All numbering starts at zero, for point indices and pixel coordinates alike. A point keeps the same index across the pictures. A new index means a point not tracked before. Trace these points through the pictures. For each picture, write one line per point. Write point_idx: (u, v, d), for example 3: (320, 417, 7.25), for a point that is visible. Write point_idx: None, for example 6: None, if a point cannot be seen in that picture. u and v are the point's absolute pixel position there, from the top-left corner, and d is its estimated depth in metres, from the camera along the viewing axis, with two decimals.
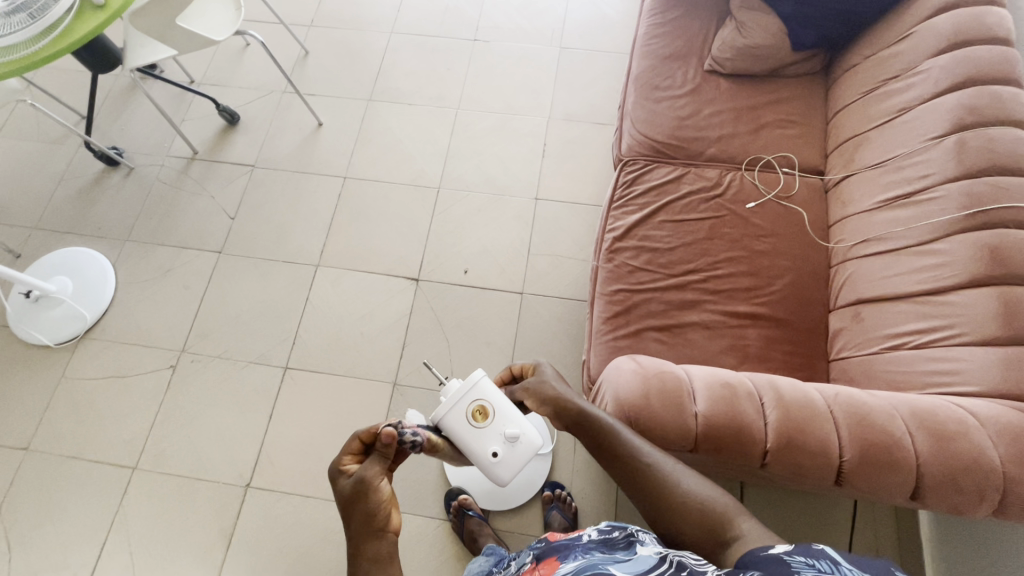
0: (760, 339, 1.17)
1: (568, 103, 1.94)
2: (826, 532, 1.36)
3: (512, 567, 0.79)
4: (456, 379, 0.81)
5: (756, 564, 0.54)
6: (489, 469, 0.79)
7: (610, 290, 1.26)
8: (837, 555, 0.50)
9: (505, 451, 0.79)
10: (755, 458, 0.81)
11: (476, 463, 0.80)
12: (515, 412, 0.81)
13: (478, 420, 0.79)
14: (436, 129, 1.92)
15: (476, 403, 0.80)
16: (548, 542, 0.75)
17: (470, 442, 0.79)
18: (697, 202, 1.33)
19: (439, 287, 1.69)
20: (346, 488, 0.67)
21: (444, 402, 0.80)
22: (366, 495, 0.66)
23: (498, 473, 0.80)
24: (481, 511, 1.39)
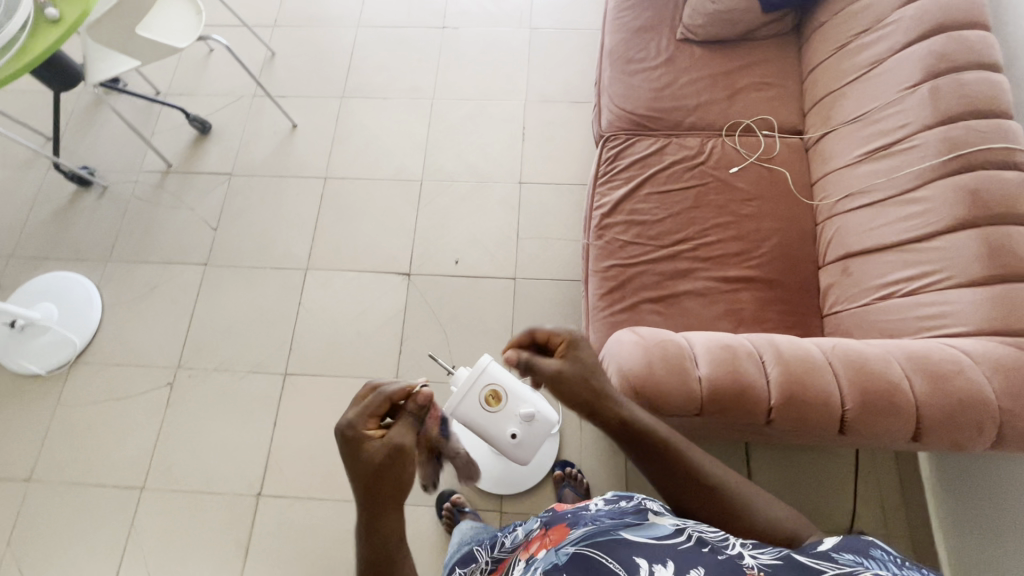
0: (753, 301, 1.19)
1: (544, 84, 1.92)
2: (831, 483, 1.41)
3: (522, 534, 0.83)
4: (465, 366, 0.81)
5: (801, 554, 0.54)
6: (510, 450, 0.80)
7: (603, 266, 1.27)
8: (891, 560, 0.51)
9: (523, 431, 0.80)
10: (760, 416, 0.83)
11: (497, 446, 0.81)
12: (528, 391, 0.81)
13: (492, 404, 0.80)
14: (412, 121, 1.90)
15: (488, 388, 0.80)
16: (556, 511, 0.78)
17: (487, 427, 0.80)
18: (681, 172, 1.33)
19: (432, 279, 1.68)
20: (373, 459, 0.63)
21: (456, 392, 0.80)
22: (398, 468, 0.64)
23: (519, 454, 0.80)
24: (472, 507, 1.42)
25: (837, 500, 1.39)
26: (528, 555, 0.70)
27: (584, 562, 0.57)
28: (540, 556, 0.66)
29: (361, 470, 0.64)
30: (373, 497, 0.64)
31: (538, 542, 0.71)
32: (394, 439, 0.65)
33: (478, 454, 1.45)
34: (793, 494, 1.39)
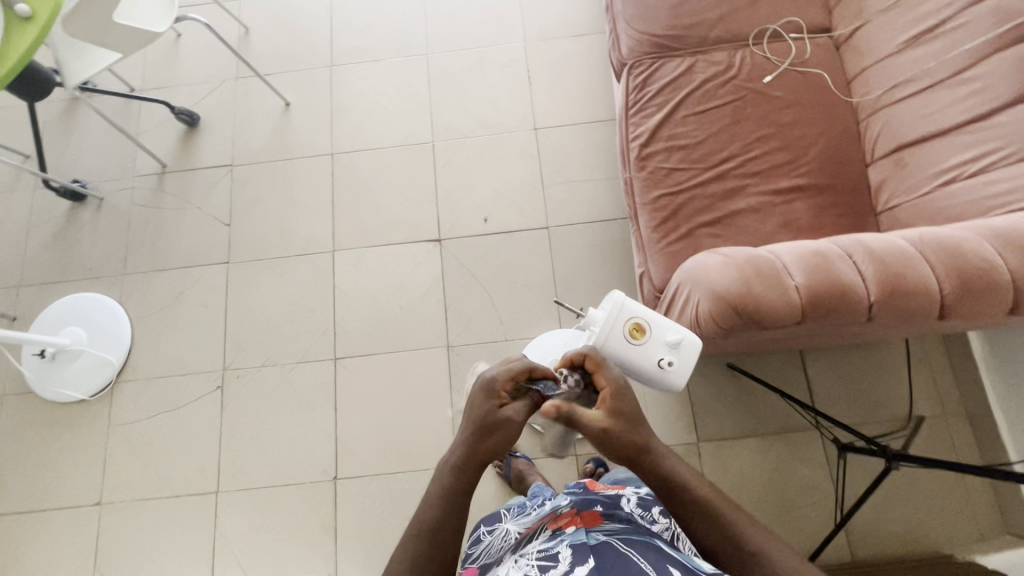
0: (809, 209, 1.18)
1: (540, 21, 1.83)
2: (888, 375, 1.45)
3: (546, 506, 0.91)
4: (602, 306, 0.84)
5: None
6: (664, 376, 0.81)
7: (651, 198, 1.25)
8: None
9: (674, 358, 0.81)
10: (862, 313, 0.84)
11: (648, 376, 0.82)
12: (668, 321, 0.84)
13: (638, 335, 0.82)
14: (411, 80, 1.81)
15: (631, 321, 0.82)
16: (584, 495, 0.88)
17: (636, 357, 0.81)
18: (714, 90, 1.29)
19: (464, 242, 1.65)
20: (487, 415, 0.73)
21: (599, 327, 0.82)
22: (498, 440, 0.73)
23: (672, 381, 0.81)
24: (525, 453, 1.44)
25: (892, 391, 1.44)
26: (557, 525, 0.76)
27: (618, 551, 0.65)
28: (570, 530, 0.72)
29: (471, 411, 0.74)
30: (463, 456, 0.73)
31: (566, 519, 0.77)
32: (509, 413, 0.73)
33: None
34: (853, 391, 1.45)
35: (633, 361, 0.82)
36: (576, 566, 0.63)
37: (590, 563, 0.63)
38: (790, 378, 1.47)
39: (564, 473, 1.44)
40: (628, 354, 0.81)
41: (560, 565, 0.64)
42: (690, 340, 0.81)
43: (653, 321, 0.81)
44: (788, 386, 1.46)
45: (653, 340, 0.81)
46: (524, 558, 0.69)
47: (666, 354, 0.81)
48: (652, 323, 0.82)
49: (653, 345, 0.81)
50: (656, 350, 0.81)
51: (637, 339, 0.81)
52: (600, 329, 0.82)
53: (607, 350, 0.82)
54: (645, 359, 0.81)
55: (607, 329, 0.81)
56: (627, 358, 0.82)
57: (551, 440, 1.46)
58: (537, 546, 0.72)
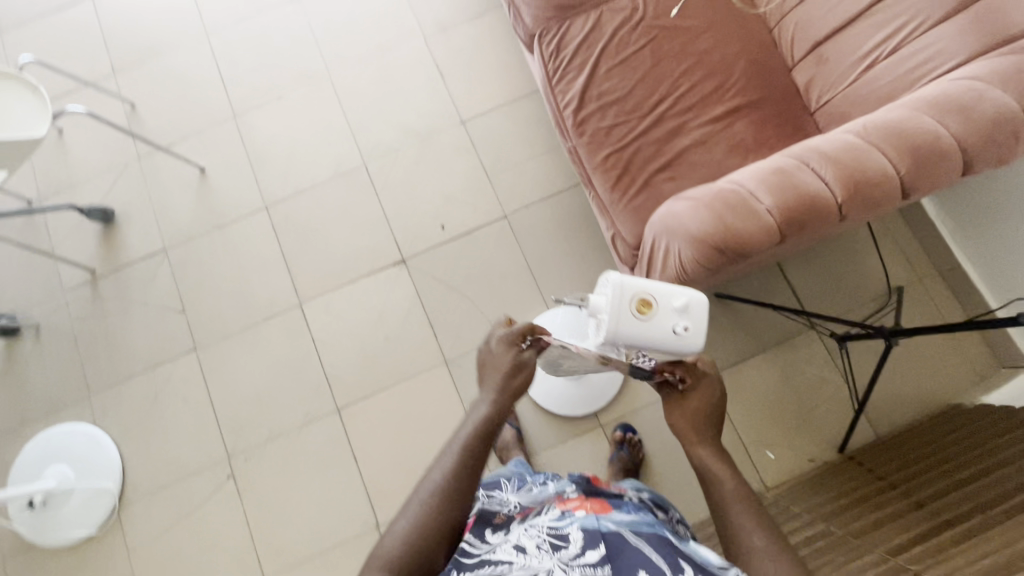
0: (749, 127, 1.20)
1: (434, 13, 1.77)
2: (861, 258, 1.51)
3: (547, 489, 0.89)
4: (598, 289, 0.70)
5: None
6: (683, 348, 0.67)
7: (600, 159, 1.24)
8: None
9: (690, 323, 0.67)
10: (834, 216, 0.87)
11: (666, 353, 0.68)
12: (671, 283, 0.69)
13: (644, 311, 0.67)
14: (322, 108, 1.73)
15: (633, 298, 0.68)
16: (588, 481, 0.86)
17: (648, 338, 0.68)
18: (627, 36, 1.28)
19: (427, 256, 1.61)
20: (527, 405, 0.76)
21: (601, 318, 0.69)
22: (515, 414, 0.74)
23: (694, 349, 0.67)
24: (536, 436, 1.46)
25: (869, 271, 1.50)
26: (566, 505, 0.75)
27: (631, 540, 0.64)
28: (581, 512, 0.71)
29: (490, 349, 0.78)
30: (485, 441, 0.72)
31: (576, 501, 0.76)
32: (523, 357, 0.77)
33: (553, 386, 1.47)
34: (835, 283, 1.50)
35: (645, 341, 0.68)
36: (588, 550, 0.63)
37: (601, 550, 0.62)
38: (775, 289, 1.51)
39: (596, 448, 1.45)
40: (638, 337, 0.68)
41: (570, 548, 0.64)
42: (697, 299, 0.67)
43: (653, 292, 0.67)
44: (775, 296, 1.51)
45: (660, 313, 0.67)
46: (534, 529, 0.69)
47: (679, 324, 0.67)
48: (655, 296, 0.68)
49: (662, 318, 0.67)
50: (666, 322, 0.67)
51: (643, 317, 0.67)
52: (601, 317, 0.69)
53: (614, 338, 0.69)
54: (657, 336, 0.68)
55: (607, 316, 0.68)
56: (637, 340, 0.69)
57: (572, 417, 1.47)
58: (546, 519, 0.71)
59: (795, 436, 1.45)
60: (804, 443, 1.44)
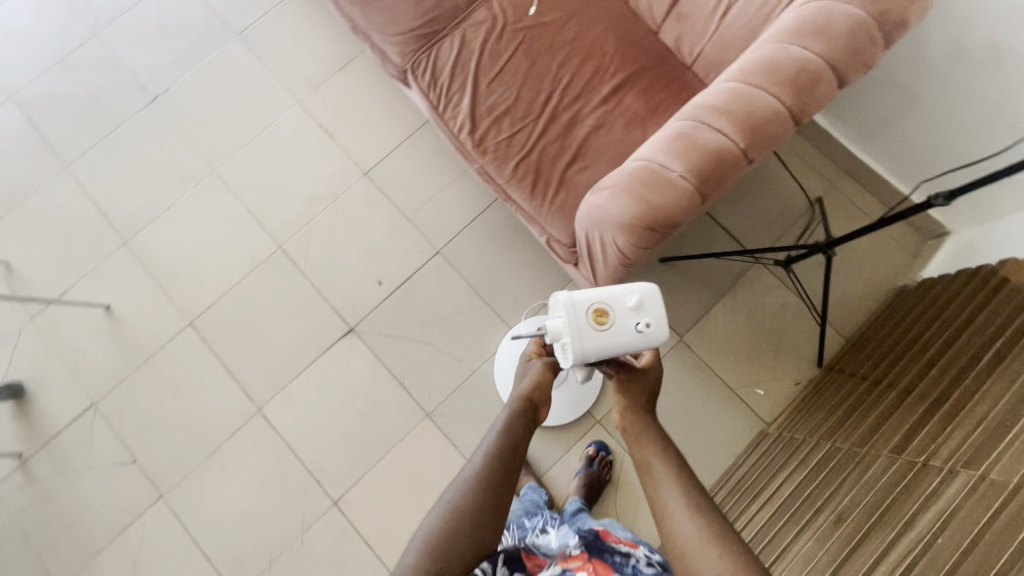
0: (638, 98, 1.22)
1: (300, 74, 1.71)
2: (777, 182, 1.58)
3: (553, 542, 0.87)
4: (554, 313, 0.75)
5: None
6: (646, 341, 0.75)
7: (510, 171, 1.23)
8: None
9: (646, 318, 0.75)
10: (742, 162, 0.89)
11: (633, 349, 0.76)
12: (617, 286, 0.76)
13: (603, 321, 0.74)
14: (216, 204, 1.63)
15: (590, 312, 0.74)
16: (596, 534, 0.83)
17: (614, 343, 0.74)
18: (496, 46, 1.28)
19: (374, 317, 1.55)
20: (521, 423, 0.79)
21: (567, 339, 0.74)
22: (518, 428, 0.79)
23: (656, 338, 0.75)
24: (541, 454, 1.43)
25: (788, 193, 1.57)
26: (568, 565, 0.73)
27: None
28: None
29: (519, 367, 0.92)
30: (506, 463, 0.76)
31: (579, 561, 0.74)
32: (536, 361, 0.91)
33: None
34: (762, 213, 1.57)
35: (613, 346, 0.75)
36: None
37: None
38: (712, 236, 1.56)
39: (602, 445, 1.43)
40: (605, 345, 0.74)
41: None
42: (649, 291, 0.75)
43: (605, 299, 0.75)
44: (715, 243, 1.55)
45: (619, 315, 0.75)
46: None
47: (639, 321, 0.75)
48: (608, 302, 0.75)
49: (621, 319, 0.75)
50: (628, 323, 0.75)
51: (605, 325, 0.74)
52: (566, 338, 0.74)
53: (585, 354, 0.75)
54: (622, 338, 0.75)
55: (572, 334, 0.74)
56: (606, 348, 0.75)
57: (568, 426, 1.45)
58: None
59: (777, 366, 1.50)
60: (786, 370, 1.49)
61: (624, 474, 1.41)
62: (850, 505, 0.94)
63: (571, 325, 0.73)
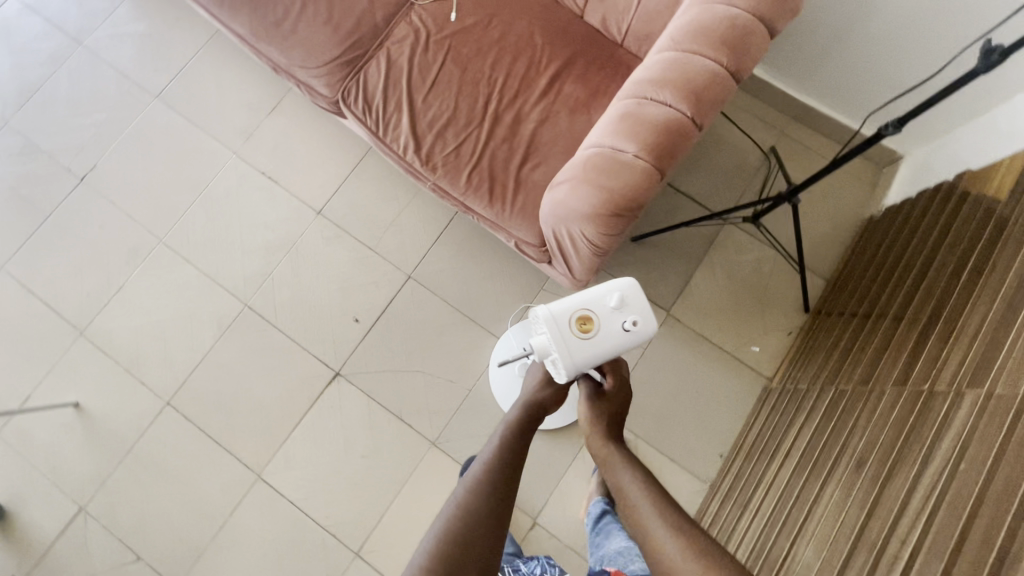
0: (577, 84, 1.22)
1: (232, 124, 1.65)
2: (728, 140, 1.59)
3: None
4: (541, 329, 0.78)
5: None
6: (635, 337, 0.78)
7: (465, 182, 1.20)
8: None
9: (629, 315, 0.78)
10: (693, 130, 0.87)
11: (624, 347, 0.79)
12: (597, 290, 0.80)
13: (589, 326, 0.77)
14: (170, 274, 1.56)
15: (575, 320, 0.77)
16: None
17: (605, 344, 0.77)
18: (425, 59, 1.25)
19: (358, 356, 1.50)
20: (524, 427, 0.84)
21: (559, 352, 0.77)
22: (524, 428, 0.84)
23: (643, 333, 0.79)
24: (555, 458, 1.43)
25: (741, 148, 1.58)
26: None
27: None
28: None
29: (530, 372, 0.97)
30: (505, 466, 0.77)
31: None
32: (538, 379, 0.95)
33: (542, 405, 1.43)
34: (721, 173, 1.57)
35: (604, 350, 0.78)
36: None
37: None
38: (678, 206, 1.55)
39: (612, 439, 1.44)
40: (595, 349, 0.77)
41: None
42: (628, 285, 0.79)
43: (585, 303, 0.78)
44: (682, 212, 1.55)
45: (602, 317, 0.78)
46: None
47: (623, 318, 0.78)
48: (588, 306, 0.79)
49: (604, 319, 0.78)
50: (613, 322, 0.78)
51: (589, 330, 0.77)
52: (556, 348, 0.77)
53: (579, 363, 0.77)
54: (611, 338, 0.78)
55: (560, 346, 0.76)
56: (597, 353, 0.78)
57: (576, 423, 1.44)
58: None
59: (766, 321, 1.50)
60: (776, 323, 1.50)
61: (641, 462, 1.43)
62: (870, 446, 0.94)
63: (555, 337, 0.76)
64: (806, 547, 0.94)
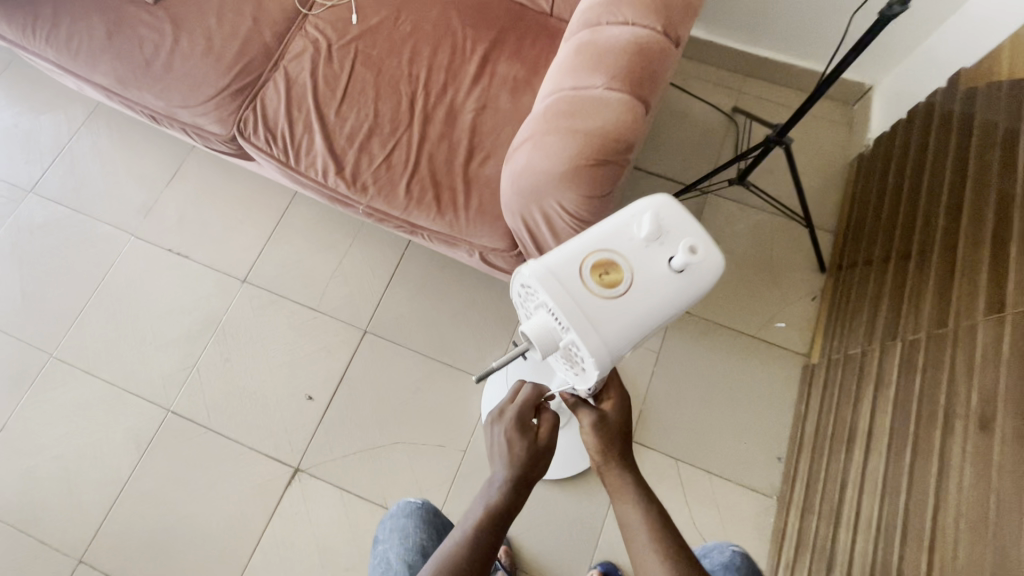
0: (512, 63, 1.05)
1: (125, 204, 1.40)
2: (686, 110, 1.45)
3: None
4: (542, 295, 0.52)
5: None
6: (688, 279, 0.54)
7: (403, 194, 0.98)
8: None
9: (671, 249, 0.54)
10: (671, 48, 0.70)
11: (675, 295, 0.53)
12: (619, 226, 0.55)
13: (614, 275, 0.53)
14: (68, 394, 1.25)
15: (590, 271, 0.53)
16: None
17: (645, 296, 0.53)
18: (330, 69, 1.06)
19: (321, 442, 1.21)
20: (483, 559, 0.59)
21: (577, 322, 0.51)
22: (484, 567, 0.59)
23: (702, 271, 0.54)
24: (590, 513, 1.15)
25: (702, 115, 1.44)
26: None
27: None
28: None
29: (498, 421, 0.66)
30: None
31: None
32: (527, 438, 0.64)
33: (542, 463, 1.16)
34: (688, 144, 1.42)
35: (649, 302, 0.53)
36: None
37: None
38: (653, 187, 1.38)
39: (658, 470, 1.20)
40: (631, 305, 0.52)
41: None
42: (662, 201, 0.56)
43: (600, 246, 0.53)
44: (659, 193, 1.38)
45: (634, 255, 0.53)
46: None
47: (667, 252, 0.54)
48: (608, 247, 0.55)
49: (638, 258, 0.54)
50: (651, 259, 0.54)
51: (616, 276, 0.53)
52: (567, 317, 0.51)
53: (611, 332, 0.52)
54: (656, 287, 0.53)
55: (571, 308, 0.51)
56: (639, 312, 0.52)
57: None
58: None
59: (783, 290, 1.31)
60: (794, 290, 1.31)
61: (693, 489, 1.18)
62: (989, 397, 0.71)
63: (561, 295, 0.51)
64: (953, 561, 0.69)
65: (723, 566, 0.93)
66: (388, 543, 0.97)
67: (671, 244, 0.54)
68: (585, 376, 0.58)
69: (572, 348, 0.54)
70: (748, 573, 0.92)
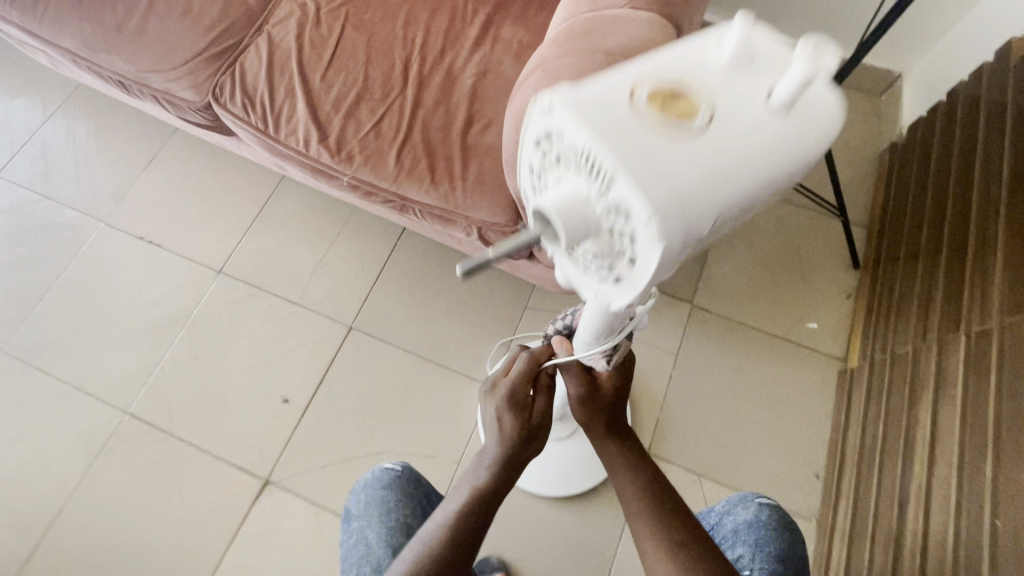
0: (517, 28, 0.96)
1: (97, 189, 1.30)
2: None
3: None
4: (574, 130, 0.35)
5: None
6: (789, 114, 0.36)
7: (393, 164, 0.87)
8: None
9: (761, 76, 0.37)
10: None
11: (774, 137, 0.36)
12: (684, 49, 0.38)
13: (680, 104, 0.36)
14: (15, 393, 1.12)
15: (644, 100, 0.36)
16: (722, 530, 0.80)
17: (729, 135, 0.35)
18: (317, 32, 0.97)
19: (294, 450, 1.07)
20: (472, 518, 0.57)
21: (631, 163, 0.34)
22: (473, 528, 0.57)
23: (808, 108, 0.37)
24: (600, 536, 0.99)
25: None
26: None
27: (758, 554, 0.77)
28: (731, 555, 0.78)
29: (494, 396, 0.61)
30: None
31: None
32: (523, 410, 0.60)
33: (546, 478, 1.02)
34: None
35: (738, 144, 0.35)
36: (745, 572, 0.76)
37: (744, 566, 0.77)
38: None
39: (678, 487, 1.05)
40: (711, 144, 0.35)
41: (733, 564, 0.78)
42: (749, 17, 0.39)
43: (659, 72, 0.37)
44: None
45: (710, 82, 0.37)
46: None
47: (758, 79, 0.37)
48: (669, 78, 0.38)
49: (715, 87, 0.37)
50: (736, 89, 0.37)
51: (684, 108, 0.36)
52: (615, 155, 0.34)
53: (683, 183, 0.34)
54: (746, 125, 0.36)
55: (620, 144, 0.34)
56: (724, 157, 0.35)
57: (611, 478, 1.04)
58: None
59: (813, 288, 1.19)
60: (826, 288, 1.19)
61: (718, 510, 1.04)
62: None
63: (603, 128, 0.34)
64: None
65: (748, 523, 0.79)
66: (366, 520, 0.79)
67: (765, 70, 0.38)
68: (625, 275, 0.40)
69: (618, 210, 0.35)
70: (776, 530, 0.78)
